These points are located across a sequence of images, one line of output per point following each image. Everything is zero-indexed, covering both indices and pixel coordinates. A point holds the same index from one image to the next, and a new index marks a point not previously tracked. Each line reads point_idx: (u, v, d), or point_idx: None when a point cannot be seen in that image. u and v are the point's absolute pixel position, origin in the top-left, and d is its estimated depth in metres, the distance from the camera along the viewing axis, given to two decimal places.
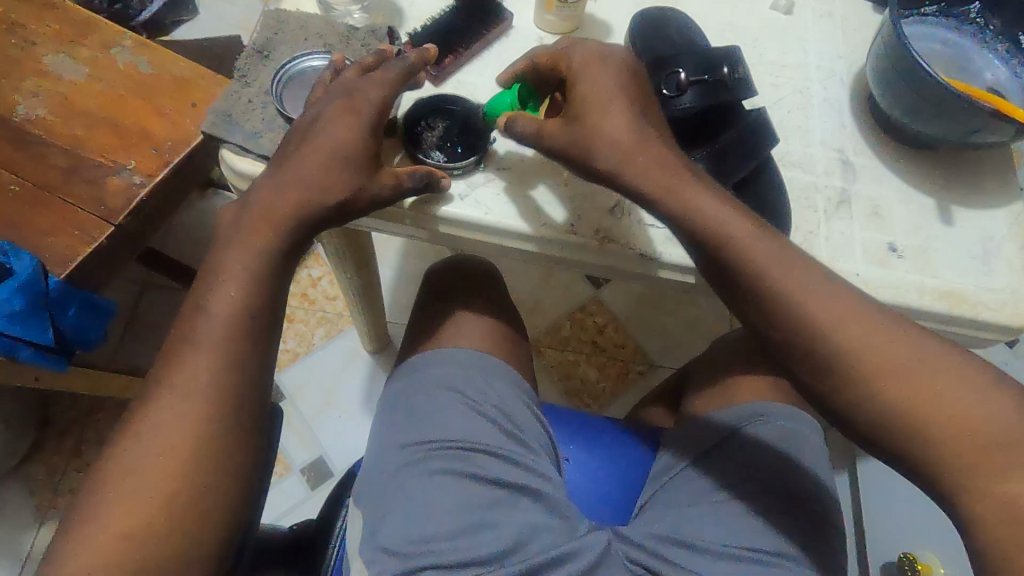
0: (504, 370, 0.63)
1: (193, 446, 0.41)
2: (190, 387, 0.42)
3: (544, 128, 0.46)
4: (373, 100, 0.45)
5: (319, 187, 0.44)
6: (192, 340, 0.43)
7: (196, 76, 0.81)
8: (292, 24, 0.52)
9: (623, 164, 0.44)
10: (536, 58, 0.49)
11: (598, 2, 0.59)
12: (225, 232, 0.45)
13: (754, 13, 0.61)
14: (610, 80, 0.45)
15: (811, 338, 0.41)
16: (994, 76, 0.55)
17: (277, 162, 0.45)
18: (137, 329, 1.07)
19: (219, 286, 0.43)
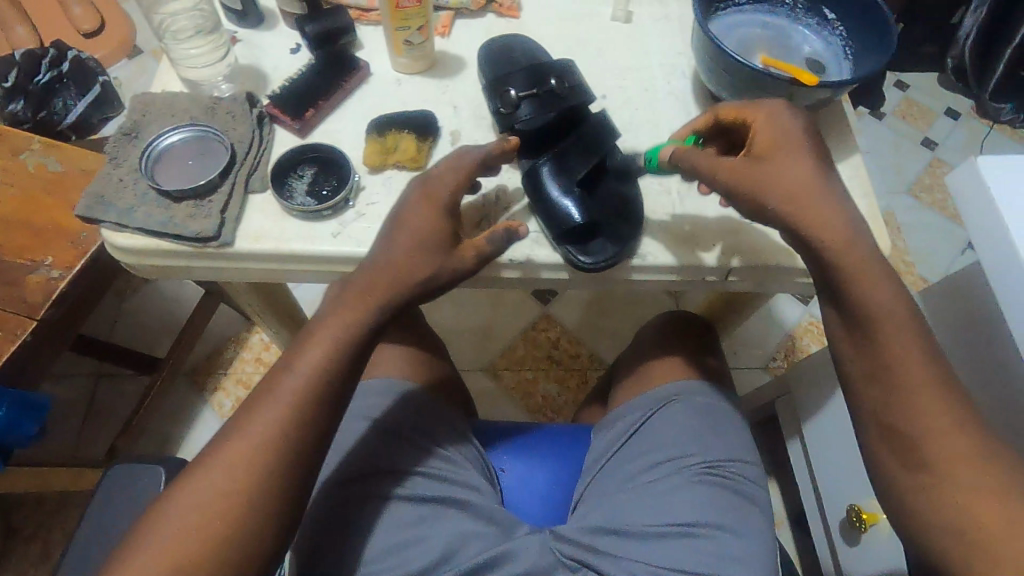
0: (421, 392, 0.63)
1: (246, 493, 0.42)
2: (259, 434, 0.43)
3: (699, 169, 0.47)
4: (449, 185, 0.50)
5: (403, 265, 0.47)
6: (275, 390, 0.44)
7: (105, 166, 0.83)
8: (159, 103, 0.55)
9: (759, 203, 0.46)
10: (718, 112, 0.50)
11: (449, 40, 0.64)
12: (321, 307, 0.48)
13: (596, 26, 0.66)
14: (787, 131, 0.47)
15: (881, 318, 0.44)
16: (811, 48, 0.60)
17: (386, 240, 0.49)
18: (94, 421, 1.07)
19: (306, 352, 0.45)
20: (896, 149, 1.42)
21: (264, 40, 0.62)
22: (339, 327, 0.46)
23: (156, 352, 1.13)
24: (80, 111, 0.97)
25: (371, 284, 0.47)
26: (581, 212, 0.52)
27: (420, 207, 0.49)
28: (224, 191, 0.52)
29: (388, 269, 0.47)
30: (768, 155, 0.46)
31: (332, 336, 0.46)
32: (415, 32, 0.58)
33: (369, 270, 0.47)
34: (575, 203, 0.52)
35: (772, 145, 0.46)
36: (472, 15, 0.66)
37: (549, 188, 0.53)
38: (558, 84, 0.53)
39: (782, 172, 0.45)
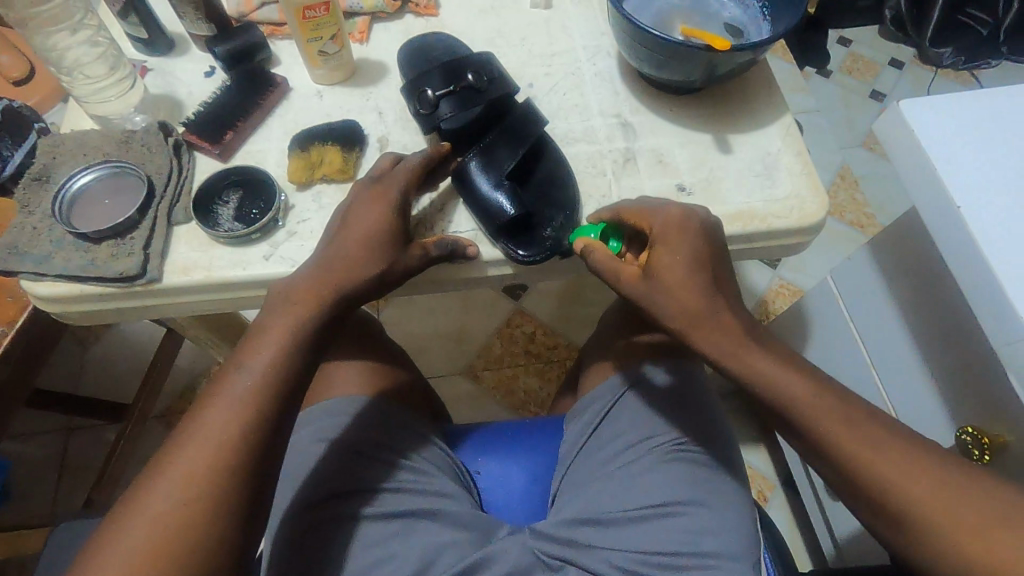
0: (383, 405, 0.62)
1: (204, 494, 0.39)
2: (215, 436, 0.40)
3: (620, 274, 0.48)
4: (398, 184, 0.50)
5: (356, 263, 0.47)
6: (223, 396, 0.42)
7: None
8: (69, 144, 0.53)
9: (658, 300, 0.46)
10: (622, 212, 0.50)
11: (368, 47, 0.63)
12: (264, 309, 0.46)
13: (517, 15, 0.66)
14: (687, 255, 0.46)
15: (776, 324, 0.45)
16: (729, 15, 0.60)
17: (321, 248, 0.48)
18: (70, 476, 1.04)
19: (246, 371, 0.43)
20: (847, 105, 1.43)
21: (175, 65, 0.60)
22: (286, 325, 0.44)
23: (123, 397, 1.10)
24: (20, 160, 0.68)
25: (315, 285, 0.46)
26: (513, 204, 0.51)
27: (366, 205, 0.48)
28: (146, 226, 0.50)
29: (330, 264, 0.46)
30: (663, 278, 0.46)
31: (280, 338, 0.44)
32: (328, 41, 0.56)
33: (318, 270, 0.46)
34: (507, 198, 0.51)
35: (671, 271, 0.46)
36: (389, 18, 0.65)
37: (481, 185, 0.52)
38: (477, 78, 0.52)
39: (673, 293, 0.46)
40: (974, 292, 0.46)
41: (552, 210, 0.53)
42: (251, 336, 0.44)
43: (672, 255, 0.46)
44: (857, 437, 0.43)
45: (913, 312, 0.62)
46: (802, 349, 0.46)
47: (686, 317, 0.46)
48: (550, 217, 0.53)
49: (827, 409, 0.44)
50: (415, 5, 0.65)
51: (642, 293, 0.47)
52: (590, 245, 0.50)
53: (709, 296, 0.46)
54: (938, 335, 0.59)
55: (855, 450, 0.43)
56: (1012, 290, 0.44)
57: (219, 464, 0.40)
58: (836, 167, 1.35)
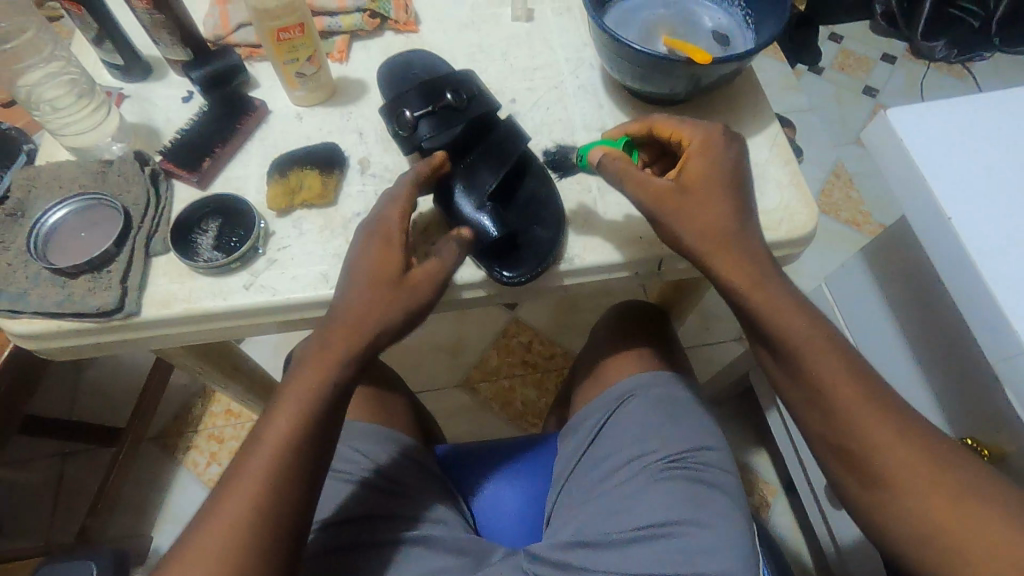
0: (373, 430, 0.62)
1: (243, 543, 0.40)
2: (252, 484, 0.41)
3: (652, 187, 0.45)
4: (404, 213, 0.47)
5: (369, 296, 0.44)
6: None
7: None
8: (45, 177, 0.53)
9: (686, 224, 0.44)
10: (654, 124, 0.49)
11: (348, 66, 0.62)
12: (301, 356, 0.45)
13: (498, 29, 0.65)
14: (724, 166, 0.45)
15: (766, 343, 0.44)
16: (713, 23, 0.59)
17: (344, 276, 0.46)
18: (66, 502, 1.03)
19: None
20: (841, 102, 1.42)
21: (153, 91, 0.59)
22: (313, 369, 0.44)
23: (117, 421, 1.09)
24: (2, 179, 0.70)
25: (335, 327, 0.45)
26: (496, 226, 0.50)
27: (379, 228, 0.46)
28: (123, 259, 0.49)
29: (351, 297, 0.45)
30: (697, 193, 0.44)
31: (313, 383, 0.44)
32: (305, 62, 0.55)
33: (339, 308, 0.45)
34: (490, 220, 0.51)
35: (701, 176, 0.45)
36: (369, 36, 0.64)
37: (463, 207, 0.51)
38: (456, 97, 0.51)
39: (704, 216, 0.44)
40: (968, 302, 0.45)
41: (540, 230, 0.52)
42: (286, 379, 0.45)
43: (708, 166, 0.45)
44: (885, 436, 0.42)
45: (907, 320, 0.61)
46: (835, 346, 0.44)
47: (717, 241, 0.44)
48: (537, 237, 0.52)
49: (856, 402, 0.43)
50: (395, 21, 0.64)
51: (672, 210, 0.44)
52: (614, 155, 0.47)
53: (739, 212, 0.45)
54: (932, 343, 0.58)
55: (878, 447, 0.42)
56: (1005, 301, 0.43)
57: None
58: (831, 165, 1.33)
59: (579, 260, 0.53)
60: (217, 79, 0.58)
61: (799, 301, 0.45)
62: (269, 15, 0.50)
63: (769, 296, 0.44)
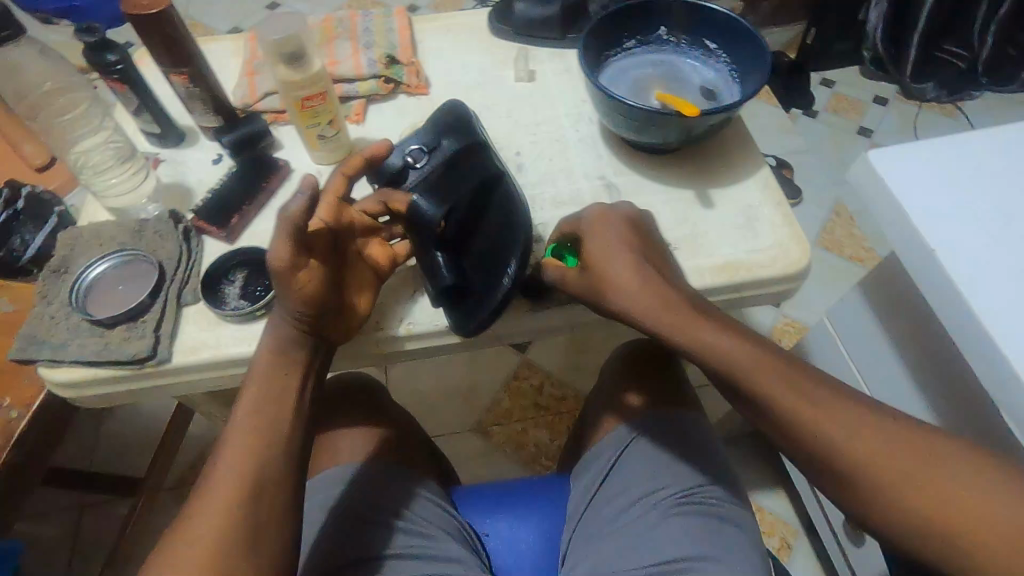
0: (389, 471, 0.63)
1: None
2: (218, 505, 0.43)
3: (565, 276, 0.51)
4: (304, 278, 0.47)
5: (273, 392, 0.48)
6: (227, 470, 0.44)
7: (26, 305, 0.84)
8: (86, 236, 0.57)
9: (602, 299, 0.49)
10: (564, 231, 0.55)
11: (365, 128, 0.67)
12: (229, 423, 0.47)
13: (502, 89, 0.70)
14: (614, 235, 0.50)
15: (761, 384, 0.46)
16: (702, 78, 0.64)
17: (255, 367, 0.48)
18: (81, 555, 1.04)
19: (247, 449, 0.45)
20: (837, 143, 1.47)
21: (186, 155, 0.64)
22: (253, 419, 0.46)
23: (135, 472, 1.10)
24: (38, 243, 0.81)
25: (266, 387, 0.48)
26: (449, 270, 0.53)
27: (284, 289, 0.47)
28: (157, 309, 0.53)
29: (264, 360, 0.48)
30: (595, 259, 0.49)
31: (256, 436, 0.46)
32: (326, 126, 0.60)
33: (265, 370, 0.48)
34: (444, 263, 0.53)
35: (601, 256, 0.49)
36: (384, 99, 0.69)
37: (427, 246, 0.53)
38: (415, 156, 0.55)
39: (616, 287, 0.48)
40: (958, 330, 0.47)
41: (485, 270, 0.54)
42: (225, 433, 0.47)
43: (599, 238, 0.50)
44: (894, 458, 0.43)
45: (906, 350, 0.62)
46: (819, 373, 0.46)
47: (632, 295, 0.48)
48: (482, 278, 0.54)
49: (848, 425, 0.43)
50: (408, 85, 0.69)
51: (584, 286, 0.50)
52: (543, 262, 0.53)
53: (639, 264, 0.49)
54: (933, 372, 0.60)
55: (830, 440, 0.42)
56: (993, 328, 0.45)
57: (222, 537, 0.41)
58: (831, 203, 1.37)
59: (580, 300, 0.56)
60: (246, 141, 0.63)
61: (723, 321, 0.47)
62: (296, 85, 0.55)
63: (683, 318, 0.46)
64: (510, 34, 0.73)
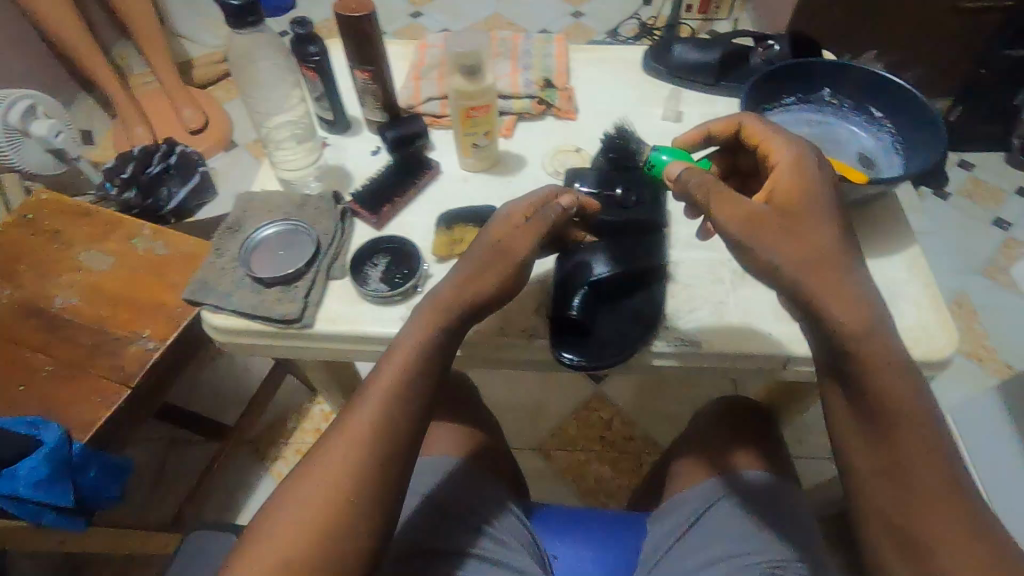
0: (478, 473, 0.65)
1: (301, 551, 0.41)
2: (347, 452, 0.44)
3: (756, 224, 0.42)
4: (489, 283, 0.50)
5: (418, 359, 0.47)
6: (355, 420, 0.45)
7: (177, 250, 0.95)
8: (259, 202, 0.63)
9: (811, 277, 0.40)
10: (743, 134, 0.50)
11: (512, 142, 0.71)
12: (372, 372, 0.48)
13: (647, 125, 0.72)
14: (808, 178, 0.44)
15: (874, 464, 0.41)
16: (859, 145, 0.63)
17: (411, 325, 0.49)
18: (162, 485, 1.12)
19: (376, 405, 0.46)
20: (967, 229, 1.37)
21: (349, 143, 0.70)
22: (389, 384, 0.46)
23: (222, 419, 1.19)
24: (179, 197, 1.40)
25: (416, 353, 0.48)
26: (578, 306, 0.54)
27: (467, 279, 0.50)
28: (309, 278, 0.58)
29: (422, 325, 0.49)
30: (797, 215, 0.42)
31: (391, 392, 0.46)
32: (482, 136, 0.64)
33: (416, 337, 0.48)
34: (579, 305, 0.54)
35: (749, 212, 0.42)
36: (533, 118, 0.73)
37: (575, 279, 0.55)
38: (623, 196, 0.57)
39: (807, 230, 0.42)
40: None
41: (615, 325, 0.54)
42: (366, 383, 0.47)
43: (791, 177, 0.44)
44: None
45: None
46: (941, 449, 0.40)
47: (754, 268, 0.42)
48: (612, 331, 0.54)
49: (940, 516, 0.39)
50: (558, 109, 0.73)
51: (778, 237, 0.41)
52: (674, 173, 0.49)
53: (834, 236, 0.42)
54: None
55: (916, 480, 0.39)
56: None
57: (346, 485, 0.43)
58: (952, 292, 1.28)
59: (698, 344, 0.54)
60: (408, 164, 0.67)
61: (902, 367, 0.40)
62: (467, 95, 0.59)
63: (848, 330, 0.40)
64: (663, 75, 0.75)
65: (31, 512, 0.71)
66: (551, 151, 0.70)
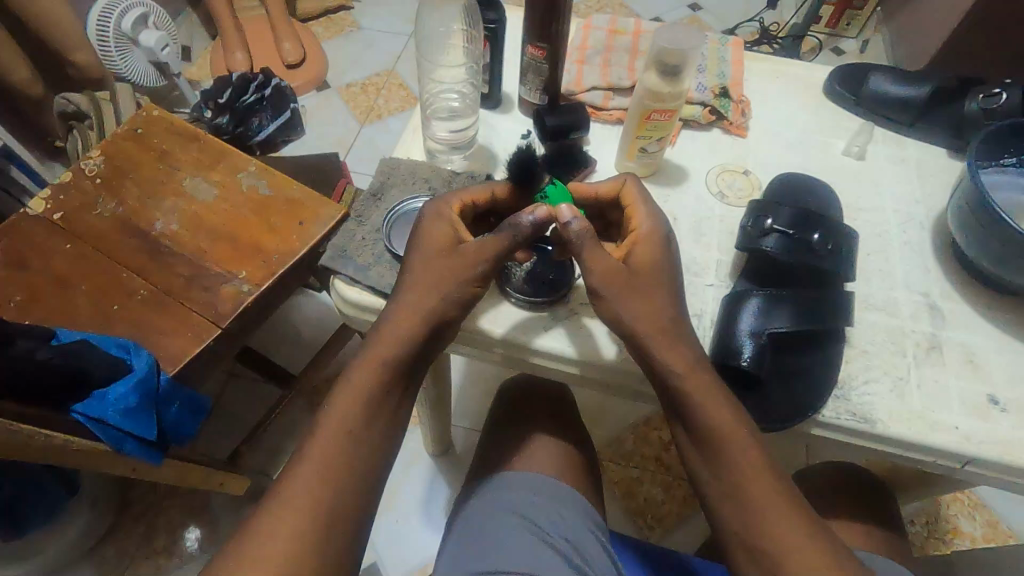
0: (574, 502, 0.63)
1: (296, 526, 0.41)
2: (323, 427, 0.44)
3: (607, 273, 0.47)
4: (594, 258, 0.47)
5: (410, 327, 0.46)
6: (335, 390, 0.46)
7: (280, 193, 0.92)
8: (403, 170, 0.59)
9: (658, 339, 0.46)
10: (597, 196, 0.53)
11: (675, 151, 0.65)
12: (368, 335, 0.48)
13: (825, 158, 0.65)
14: (661, 258, 0.49)
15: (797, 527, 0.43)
16: None
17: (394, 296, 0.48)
18: (219, 417, 1.12)
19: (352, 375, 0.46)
20: None
21: (499, 122, 0.65)
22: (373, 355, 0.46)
23: (284, 363, 1.18)
24: (269, 129, 1.39)
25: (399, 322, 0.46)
26: (750, 357, 0.48)
27: (429, 262, 0.48)
28: None
29: (417, 299, 0.47)
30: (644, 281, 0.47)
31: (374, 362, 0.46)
32: (654, 141, 0.58)
33: (407, 302, 0.47)
34: (748, 353, 0.48)
35: (644, 263, 0.48)
36: (700, 127, 0.66)
37: (743, 323, 0.49)
38: (819, 241, 0.49)
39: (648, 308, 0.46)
40: None
41: (787, 378, 0.49)
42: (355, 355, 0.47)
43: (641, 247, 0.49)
44: None
45: None
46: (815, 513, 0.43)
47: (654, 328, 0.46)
48: (783, 391, 0.49)
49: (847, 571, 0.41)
50: (729, 122, 0.66)
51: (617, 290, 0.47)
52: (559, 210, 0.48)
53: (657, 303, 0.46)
54: None
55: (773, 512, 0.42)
56: None
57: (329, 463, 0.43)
58: None
59: (870, 423, 0.49)
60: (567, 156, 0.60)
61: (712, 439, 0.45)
62: (657, 96, 0.53)
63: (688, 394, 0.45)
64: (850, 102, 0.67)
65: (116, 438, 0.70)
66: (716, 169, 0.63)
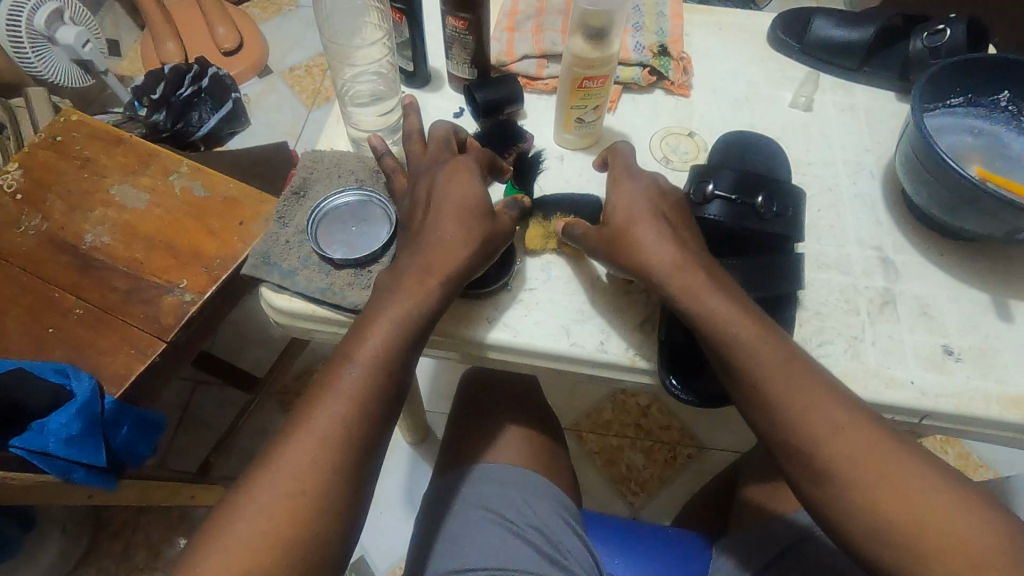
0: (542, 486, 0.62)
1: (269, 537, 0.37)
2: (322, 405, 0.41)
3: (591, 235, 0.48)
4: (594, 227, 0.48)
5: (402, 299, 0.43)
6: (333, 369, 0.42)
7: (215, 193, 0.87)
8: (327, 163, 0.55)
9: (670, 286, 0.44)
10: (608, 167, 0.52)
11: (615, 117, 0.61)
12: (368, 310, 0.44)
13: (772, 112, 0.62)
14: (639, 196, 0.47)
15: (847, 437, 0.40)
16: None
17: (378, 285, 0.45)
18: (189, 426, 1.09)
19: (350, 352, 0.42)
20: None
21: (429, 101, 0.61)
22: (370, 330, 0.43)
23: (249, 366, 1.15)
24: (209, 123, 1.31)
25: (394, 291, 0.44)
26: None
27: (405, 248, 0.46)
28: (386, 263, 0.50)
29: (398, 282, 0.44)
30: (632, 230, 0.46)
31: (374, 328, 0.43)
32: (590, 110, 0.55)
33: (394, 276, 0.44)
34: None
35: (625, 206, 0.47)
36: (640, 90, 0.63)
37: None
38: (764, 204, 0.47)
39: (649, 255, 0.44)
40: None
41: None
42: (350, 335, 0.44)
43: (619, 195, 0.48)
44: None
45: None
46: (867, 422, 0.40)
47: (680, 272, 0.43)
48: None
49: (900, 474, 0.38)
50: (670, 82, 0.63)
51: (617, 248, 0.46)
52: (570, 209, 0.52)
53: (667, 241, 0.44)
54: None
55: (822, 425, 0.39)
56: None
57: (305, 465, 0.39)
58: None
59: None
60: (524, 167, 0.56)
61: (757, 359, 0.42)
62: (585, 62, 0.50)
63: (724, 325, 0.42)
64: (795, 50, 0.65)
65: (62, 468, 0.66)
66: (660, 133, 0.61)
